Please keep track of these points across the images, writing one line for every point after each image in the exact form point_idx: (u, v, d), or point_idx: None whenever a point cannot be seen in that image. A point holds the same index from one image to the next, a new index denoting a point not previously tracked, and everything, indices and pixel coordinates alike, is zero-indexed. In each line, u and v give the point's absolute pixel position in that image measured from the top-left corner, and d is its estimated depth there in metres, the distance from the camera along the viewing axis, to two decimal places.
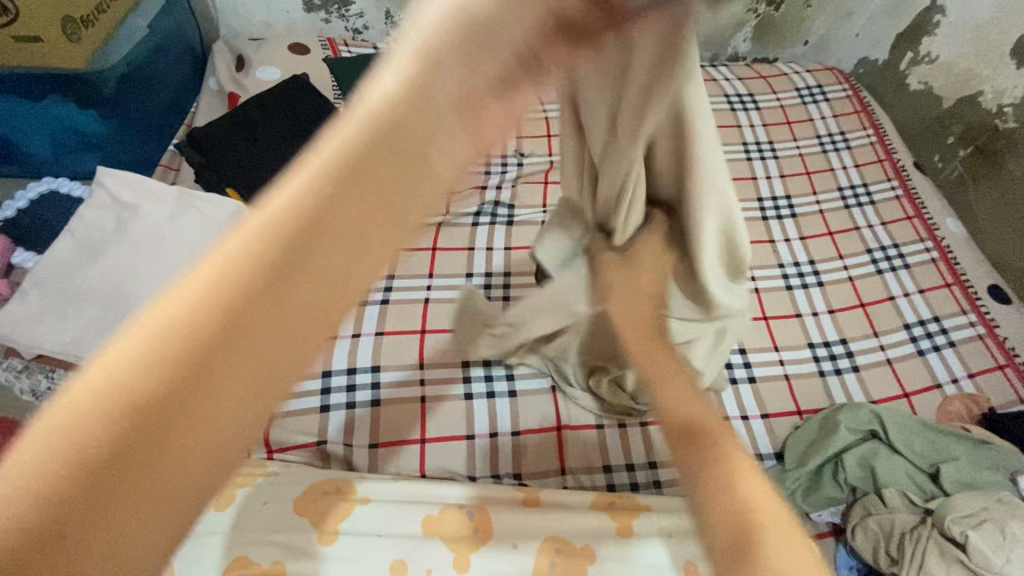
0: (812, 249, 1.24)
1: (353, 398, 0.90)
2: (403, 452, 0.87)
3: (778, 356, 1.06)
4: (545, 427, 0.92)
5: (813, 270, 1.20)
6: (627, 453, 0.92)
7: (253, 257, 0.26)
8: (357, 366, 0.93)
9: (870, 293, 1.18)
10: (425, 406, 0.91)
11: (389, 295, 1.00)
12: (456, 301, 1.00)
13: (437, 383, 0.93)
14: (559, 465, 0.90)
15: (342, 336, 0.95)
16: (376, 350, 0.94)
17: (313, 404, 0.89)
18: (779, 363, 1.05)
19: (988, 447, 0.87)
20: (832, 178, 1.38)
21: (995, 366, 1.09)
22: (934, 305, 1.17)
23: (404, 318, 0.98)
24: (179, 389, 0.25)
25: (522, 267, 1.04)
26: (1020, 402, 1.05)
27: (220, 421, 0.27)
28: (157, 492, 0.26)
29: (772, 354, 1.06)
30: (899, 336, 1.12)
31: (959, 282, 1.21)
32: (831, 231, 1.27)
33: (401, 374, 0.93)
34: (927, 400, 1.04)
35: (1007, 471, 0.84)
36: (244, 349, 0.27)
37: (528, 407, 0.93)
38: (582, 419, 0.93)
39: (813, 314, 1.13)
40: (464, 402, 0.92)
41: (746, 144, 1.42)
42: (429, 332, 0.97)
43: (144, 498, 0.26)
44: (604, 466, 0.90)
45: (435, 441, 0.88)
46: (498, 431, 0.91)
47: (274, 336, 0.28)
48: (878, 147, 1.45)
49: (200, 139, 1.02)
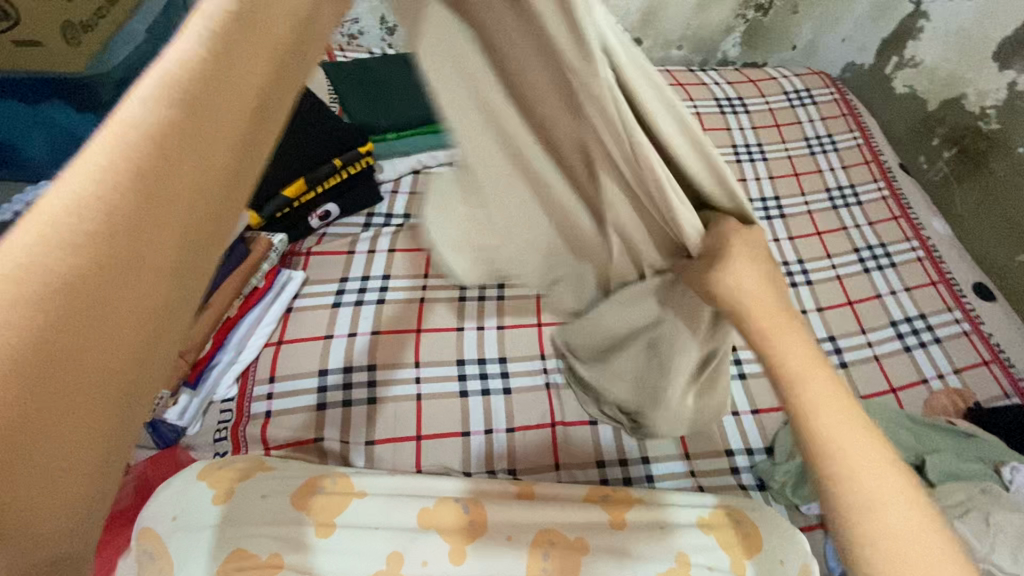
0: (801, 248, 1.26)
1: (350, 396, 0.91)
2: (400, 448, 0.88)
3: None
4: (539, 424, 0.94)
5: (802, 269, 1.22)
6: (620, 448, 0.93)
7: (102, 174, 0.21)
8: (353, 364, 0.93)
9: (858, 292, 1.20)
10: (421, 403, 0.92)
11: (385, 295, 1.01)
12: (452, 301, 1.02)
13: (432, 381, 0.94)
14: (553, 460, 0.91)
15: (338, 335, 0.96)
16: (372, 348, 0.95)
17: (309, 401, 0.90)
18: None
19: (974, 440, 0.90)
20: (820, 179, 1.41)
21: (980, 362, 1.12)
22: (920, 302, 1.19)
23: (401, 316, 0.99)
24: (85, 281, 0.20)
25: None
26: (1005, 396, 1.07)
27: (140, 314, 0.22)
28: (84, 415, 0.21)
29: None
30: (886, 333, 1.14)
31: (944, 279, 1.23)
32: (820, 231, 1.30)
33: (397, 372, 0.94)
34: (913, 395, 1.06)
35: (991, 463, 0.86)
36: (158, 233, 0.23)
37: (523, 404, 0.95)
38: (576, 415, 0.95)
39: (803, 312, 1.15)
40: (460, 399, 0.94)
41: (735, 146, 1.45)
42: (425, 331, 0.98)
43: (73, 420, 0.21)
44: (597, 461, 0.92)
45: (431, 438, 0.90)
46: (493, 427, 0.92)
47: (197, 199, 0.24)
48: (865, 149, 1.48)
49: None
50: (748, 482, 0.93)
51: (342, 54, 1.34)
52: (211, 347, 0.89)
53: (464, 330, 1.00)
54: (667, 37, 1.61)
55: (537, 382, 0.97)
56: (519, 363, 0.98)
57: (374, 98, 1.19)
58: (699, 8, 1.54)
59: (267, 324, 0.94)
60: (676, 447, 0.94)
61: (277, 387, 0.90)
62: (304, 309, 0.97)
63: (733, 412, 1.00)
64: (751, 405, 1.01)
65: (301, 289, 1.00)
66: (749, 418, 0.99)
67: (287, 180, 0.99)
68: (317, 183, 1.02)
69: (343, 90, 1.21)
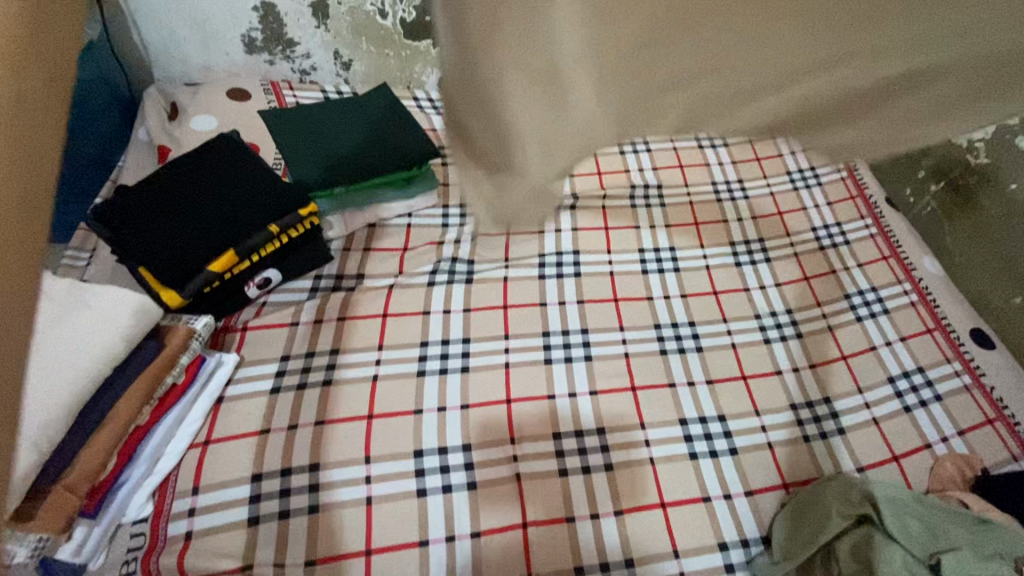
0: (843, 339, 1.12)
1: (288, 505, 0.79)
2: (346, 568, 0.76)
3: (730, 337, 1.09)
4: (508, 525, 0.82)
5: (830, 412, 1.02)
6: (601, 548, 0.83)
7: None
8: (293, 466, 0.82)
9: (852, 344, 1.11)
10: (371, 508, 0.81)
11: (317, 499, 0.80)
12: (402, 457, 0.85)
13: (385, 479, 0.83)
14: (525, 570, 0.80)
15: (275, 430, 0.84)
16: (315, 445, 0.84)
17: (240, 516, 0.78)
18: (727, 336, 1.09)
19: (989, 527, 0.80)
20: (805, 218, 1.31)
21: (985, 421, 1.04)
22: (916, 354, 1.11)
23: (342, 482, 0.82)
24: None
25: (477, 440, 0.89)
26: (1014, 459, 0.99)
27: None
28: None
29: (724, 335, 1.09)
30: (883, 392, 1.06)
31: (940, 327, 1.15)
32: (790, 235, 1.27)
33: (341, 485, 0.82)
34: (917, 463, 0.98)
35: (1013, 558, 0.76)
36: None
37: (489, 502, 0.84)
38: (550, 512, 0.84)
39: (824, 438, 0.99)
40: (418, 499, 0.82)
41: (715, 184, 1.34)
42: (374, 461, 0.84)
43: None
44: (576, 567, 0.81)
45: (383, 552, 0.78)
46: (456, 534, 0.81)
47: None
48: (850, 182, 1.39)
49: (109, 212, 0.88)
50: None
51: (291, 93, 1.34)
52: (116, 464, 0.74)
53: (427, 493, 0.83)
54: None
55: (506, 472, 0.87)
56: (482, 448, 0.88)
57: (318, 149, 1.09)
58: None
59: (192, 422, 0.83)
60: (665, 544, 0.84)
61: (201, 499, 0.78)
62: (236, 399, 0.87)
63: (725, 496, 0.90)
64: (745, 487, 0.91)
65: (234, 374, 0.89)
66: (742, 502, 0.90)
67: (214, 252, 0.88)
68: (250, 254, 0.91)
69: (284, 143, 1.10)
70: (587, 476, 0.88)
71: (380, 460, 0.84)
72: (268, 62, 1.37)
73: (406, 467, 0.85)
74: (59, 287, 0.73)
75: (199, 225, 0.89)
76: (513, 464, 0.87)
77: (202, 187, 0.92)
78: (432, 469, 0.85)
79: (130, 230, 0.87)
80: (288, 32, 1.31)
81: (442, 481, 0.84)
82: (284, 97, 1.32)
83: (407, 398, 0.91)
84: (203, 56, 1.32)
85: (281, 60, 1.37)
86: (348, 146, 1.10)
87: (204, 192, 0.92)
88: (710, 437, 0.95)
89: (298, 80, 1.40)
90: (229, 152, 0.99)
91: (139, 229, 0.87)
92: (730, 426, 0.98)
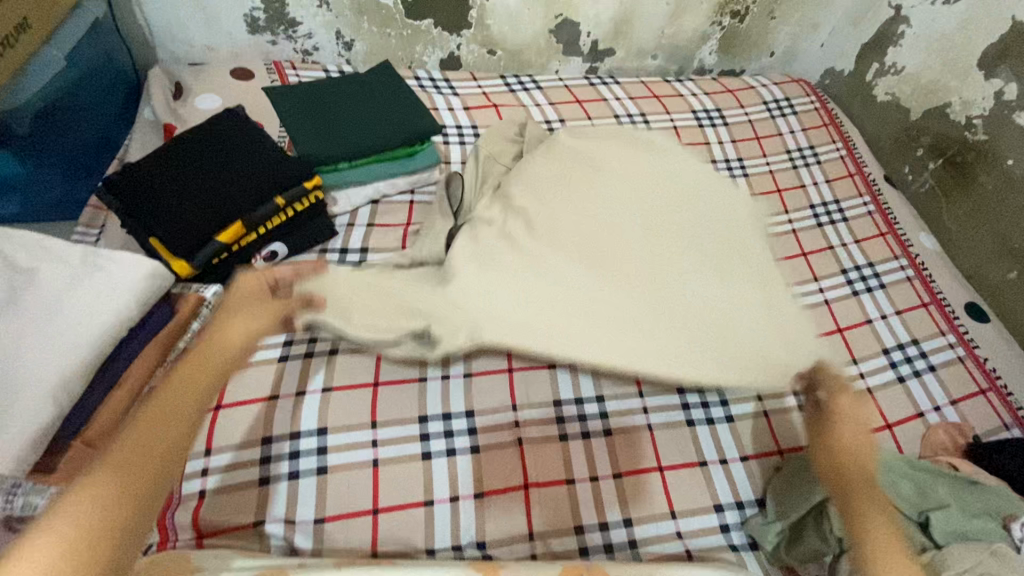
0: (839, 313, 1.13)
1: (297, 467, 0.82)
2: (355, 525, 0.79)
3: None
4: (510, 487, 0.85)
5: None
6: (600, 508, 0.86)
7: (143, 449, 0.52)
8: (302, 430, 0.84)
9: (849, 317, 1.13)
10: (378, 470, 0.83)
11: (326, 461, 0.83)
12: (408, 422, 0.88)
13: (391, 443, 0.86)
14: (527, 529, 0.83)
15: (283, 396, 0.87)
16: (324, 410, 0.86)
17: (251, 476, 0.80)
18: None
19: (977, 488, 0.82)
20: (804, 195, 1.32)
21: (978, 391, 1.06)
22: (911, 327, 1.13)
23: (350, 446, 0.85)
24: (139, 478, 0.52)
25: (481, 407, 0.91)
26: (1005, 427, 1.01)
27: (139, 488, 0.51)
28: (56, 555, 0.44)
29: None
30: (877, 363, 1.08)
31: (936, 301, 1.17)
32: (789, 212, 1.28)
33: (349, 447, 0.84)
34: (910, 430, 1.00)
35: (999, 516, 0.79)
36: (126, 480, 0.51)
37: (492, 465, 0.86)
38: (550, 475, 0.87)
39: None
40: (424, 462, 0.85)
41: (716, 162, 1.35)
42: (381, 426, 0.87)
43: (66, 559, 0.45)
44: (576, 527, 0.84)
45: (389, 511, 0.81)
46: (460, 494, 0.84)
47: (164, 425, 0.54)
48: (848, 161, 1.40)
49: (120, 184, 0.90)
50: (738, 541, 0.86)
51: (295, 72, 1.35)
52: None
53: (432, 456, 0.86)
54: (641, 47, 1.53)
55: (509, 437, 0.89)
56: (486, 414, 0.90)
57: (322, 125, 1.11)
58: (672, 16, 1.46)
59: None
60: (663, 506, 0.87)
61: (213, 460, 0.81)
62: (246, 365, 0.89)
63: (721, 460, 0.93)
64: (740, 452, 0.94)
65: None
66: (737, 466, 0.92)
67: (222, 223, 0.90)
68: (257, 226, 0.94)
69: (288, 120, 1.11)
70: (587, 441, 0.91)
71: (386, 425, 0.87)
72: (270, 42, 1.37)
73: (411, 431, 0.87)
74: (73, 253, 0.75)
75: (207, 196, 0.91)
76: (515, 428, 0.90)
77: (208, 160, 0.94)
78: (436, 435, 0.88)
79: (140, 201, 0.89)
80: (290, 12, 1.32)
81: (446, 445, 0.87)
82: (288, 77, 1.33)
83: (411, 366, 0.93)
84: (206, 36, 1.33)
85: (284, 40, 1.37)
86: (351, 123, 1.11)
87: (210, 165, 0.94)
88: (707, 405, 0.98)
89: (301, 60, 1.40)
90: (235, 126, 1.00)
91: (148, 200, 0.89)
92: (727, 396, 1.00)
